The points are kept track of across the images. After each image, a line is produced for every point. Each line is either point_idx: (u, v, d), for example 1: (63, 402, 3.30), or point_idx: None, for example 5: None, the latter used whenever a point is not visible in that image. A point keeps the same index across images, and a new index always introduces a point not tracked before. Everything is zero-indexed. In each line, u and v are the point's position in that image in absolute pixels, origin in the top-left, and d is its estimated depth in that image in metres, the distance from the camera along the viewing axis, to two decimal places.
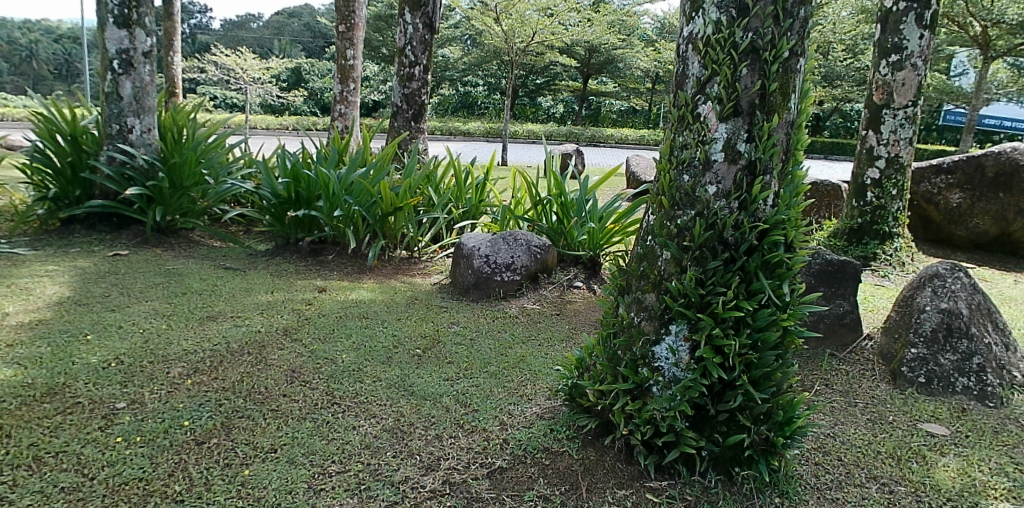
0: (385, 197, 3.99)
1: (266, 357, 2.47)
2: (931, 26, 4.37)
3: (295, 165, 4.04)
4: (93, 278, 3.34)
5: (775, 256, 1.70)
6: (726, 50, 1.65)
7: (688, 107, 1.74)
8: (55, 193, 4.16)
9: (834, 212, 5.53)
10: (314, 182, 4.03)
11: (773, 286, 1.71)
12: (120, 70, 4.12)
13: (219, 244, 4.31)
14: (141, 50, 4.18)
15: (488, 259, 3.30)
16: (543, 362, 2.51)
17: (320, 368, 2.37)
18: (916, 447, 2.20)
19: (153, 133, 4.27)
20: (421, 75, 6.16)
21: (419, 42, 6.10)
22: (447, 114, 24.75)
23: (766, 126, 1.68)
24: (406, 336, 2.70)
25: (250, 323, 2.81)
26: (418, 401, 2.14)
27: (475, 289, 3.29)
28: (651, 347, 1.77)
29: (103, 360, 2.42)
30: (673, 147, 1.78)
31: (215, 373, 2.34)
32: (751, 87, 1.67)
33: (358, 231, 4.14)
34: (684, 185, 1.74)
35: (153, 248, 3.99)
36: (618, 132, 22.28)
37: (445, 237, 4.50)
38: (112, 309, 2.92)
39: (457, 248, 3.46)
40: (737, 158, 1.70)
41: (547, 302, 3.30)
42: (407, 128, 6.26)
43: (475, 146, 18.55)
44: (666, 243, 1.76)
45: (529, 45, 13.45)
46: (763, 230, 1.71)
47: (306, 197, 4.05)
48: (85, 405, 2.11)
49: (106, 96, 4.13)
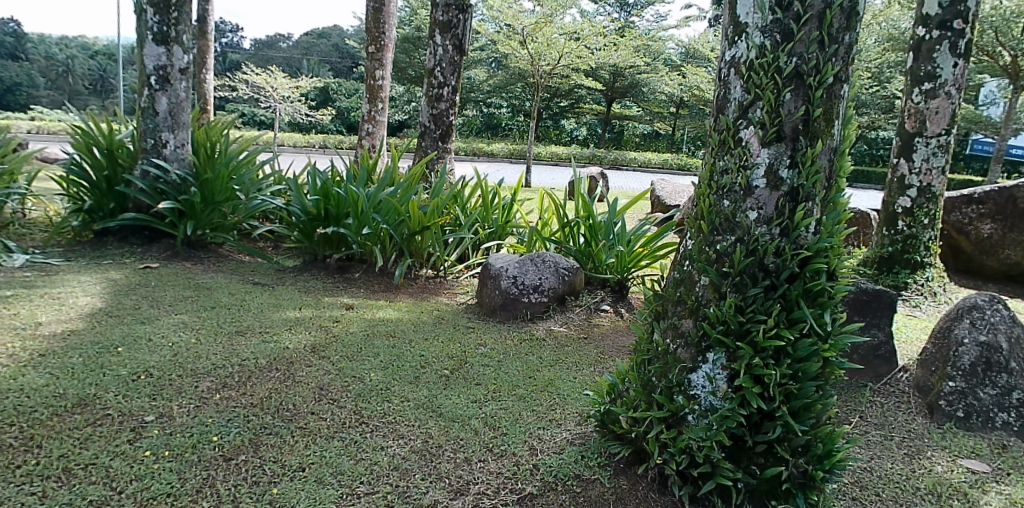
0: (413, 216, 4.07)
1: (295, 374, 2.46)
2: (965, 55, 4.32)
3: (325, 183, 4.07)
4: (125, 290, 3.37)
5: (817, 284, 1.67)
6: (770, 75, 1.64)
7: (729, 132, 1.72)
8: (90, 205, 4.24)
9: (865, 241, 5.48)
10: (343, 200, 4.07)
11: (814, 315, 1.67)
12: (157, 85, 4.22)
13: (247, 260, 4.34)
14: (178, 67, 4.27)
15: (515, 280, 3.28)
16: (572, 386, 2.47)
17: (348, 386, 2.36)
18: (957, 484, 2.12)
19: (186, 148, 4.35)
20: (449, 96, 6.25)
21: (448, 63, 6.18)
22: (472, 135, 25.02)
23: (809, 152, 1.66)
24: (433, 356, 2.68)
25: (278, 339, 2.82)
26: (446, 423, 2.11)
27: (502, 310, 3.26)
28: (688, 374, 1.74)
29: (132, 373, 2.45)
30: (713, 171, 1.75)
31: (243, 388, 2.35)
32: (794, 112, 1.65)
33: (385, 249, 4.18)
34: (723, 210, 1.72)
35: (183, 263, 4.02)
36: (641, 156, 22.37)
37: (471, 257, 4.52)
38: (143, 322, 2.95)
39: (485, 268, 3.44)
40: (779, 183, 1.68)
41: (574, 325, 3.26)
42: (434, 148, 6.33)
43: (497, 166, 18.67)
44: (705, 268, 1.73)
45: (554, 69, 13.58)
46: (805, 258, 1.68)
47: (335, 214, 4.08)
48: (115, 417, 2.13)
49: (142, 111, 4.23)
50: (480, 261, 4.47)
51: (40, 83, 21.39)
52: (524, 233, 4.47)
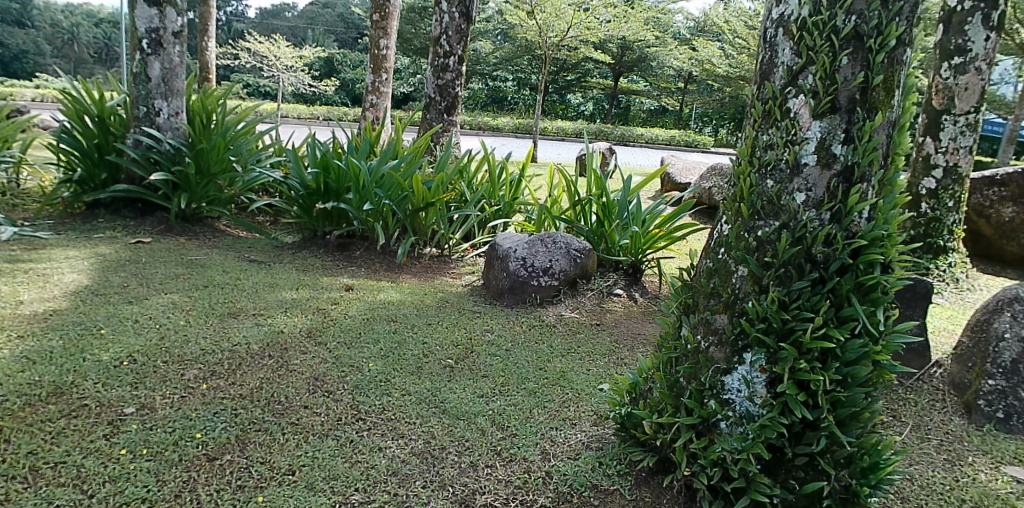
0: (416, 192, 3.87)
1: (288, 362, 2.29)
2: (999, 28, 4.06)
3: (324, 155, 3.86)
4: (113, 266, 3.19)
5: (871, 278, 1.47)
6: (825, 35, 1.43)
7: (775, 102, 1.51)
8: (80, 175, 4.03)
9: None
10: (343, 173, 3.86)
11: (867, 313, 1.47)
12: (149, 50, 3.98)
13: (244, 235, 4.16)
14: (171, 30, 4.04)
15: (525, 262, 3.08)
16: (586, 380, 2.30)
17: (345, 376, 2.19)
18: (1004, 496, 1.94)
19: (181, 117, 4.13)
20: (456, 66, 6.02)
21: (454, 31, 5.96)
22: (477, 108, 24.74)
23: (867, 126, 1.45)
24: (436, 344, 2.50)
25: (272, 323, 2.64)
26: (450, 421, 1.94)
27: (509, 294, 3.08)
28: (721, 377, 1.55)
29: (115, 358, 2.28)
30: (754, 146, 1.54)
31: (232, 378, 2.18)
32: (851, 79, 1.44)
33: (387, 226, 3.99)
34: (766, 191, 1.51)
35: (176, 238, 3.84)
36: (649, 132, 22.07)
37: (477, 235, 4.33)
38: (130, 302, 2.77)
39: (493, 249, 3.25)
40: (832, 161, 1.47)
41: (586, 311, 3.08)
42: (439, 120, 6.13)
43: (503, 141, 18.42)
44: (744, 258, 1.52)
45: (563, 41, 13.24)
46: (858, 247, 1.48)
47: (335, 189, 3.88)
48: (92, 408, 1.97)
49: (135, 77, 4.01)
50: (487, 240, 4.29)
51: (45, 50, 21.13)
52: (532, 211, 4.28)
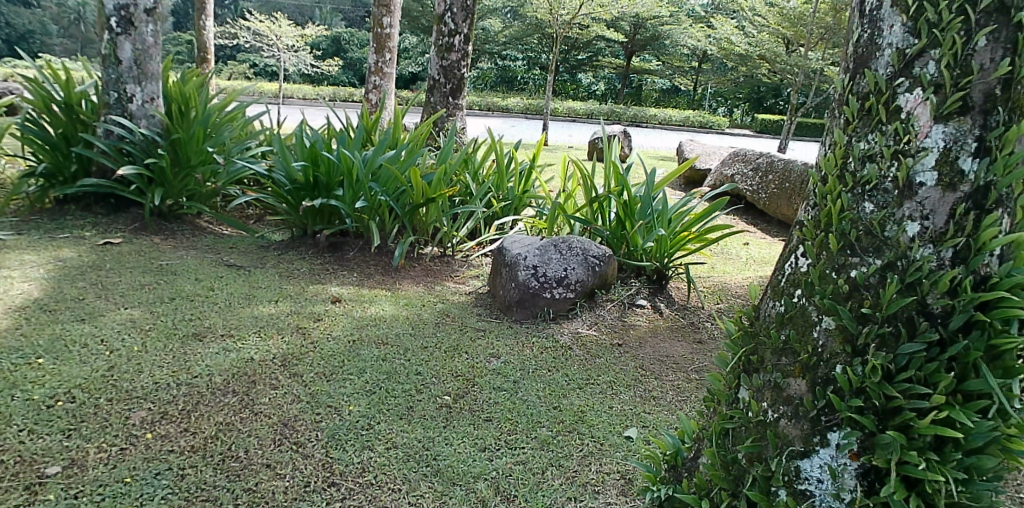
0: (416, 186, 3.48)
1: (254, 402, 1.93)
2: None
3: (313, 145, 3.47)
4: (71, 275, 2.84)
5: (1010, 344, 1.06)
6: (957, 6, 1.05)
7: (879, 97, 1.13)
8: (44, 169, 3.64)
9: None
10: (334, 166, 3.47)
11: (1003, 389, 1.07)
12: (119, 29, 3.59)
13: (228, 233, 3.80)
14: (142, 7, 3.61)
15: (536, 272, 2.69)
16: (608, 424, 1.93)
17: (320, 422, 1.83)
18: None
19: (157, 103, 3.75)
20: (461, 45, 5.62)
21: (460, 8, 5.55)
22: (486, 89, 24.24)
23: (1012, 132, 1.05)
24: (433, 375, 2.14)
25: (241, 347, 2.29)
26: (444, 487, 1.58)
27: (518, 307, 2.70)
28: (797, 461, 1.19)
29: (50, 397, 1.93)
30: (847, 155, 1.17)
31: (185, 424, 1.82)
32: (990, 68, 1.05)
33: (384, 223, 3.61)
34: (863, 218, 1.14)
35: (151, 238, 3.48)
36: (662, 112, 21.54)
37: (483, 232, 3.96)
38: (82, 320, 2.42)
39: (500, 255, 2.87)
40: (957, 180, 1.08)
41: (606, 327, 2.69)
42: (444, 105, 5.77)
43: (512, 123, 17.99)
44: (832, 307, 1.16)
45: (575, 19, 12.73)
46: (990, 300, 1.07)
47: (325, 183, 3.50)
48: (10, 466, 1.62)
49: (103, 59, 3.63)
50: (494, 239, 3.91)
51: (49, 30, 20.76)
52: (544, 207, 3.89)
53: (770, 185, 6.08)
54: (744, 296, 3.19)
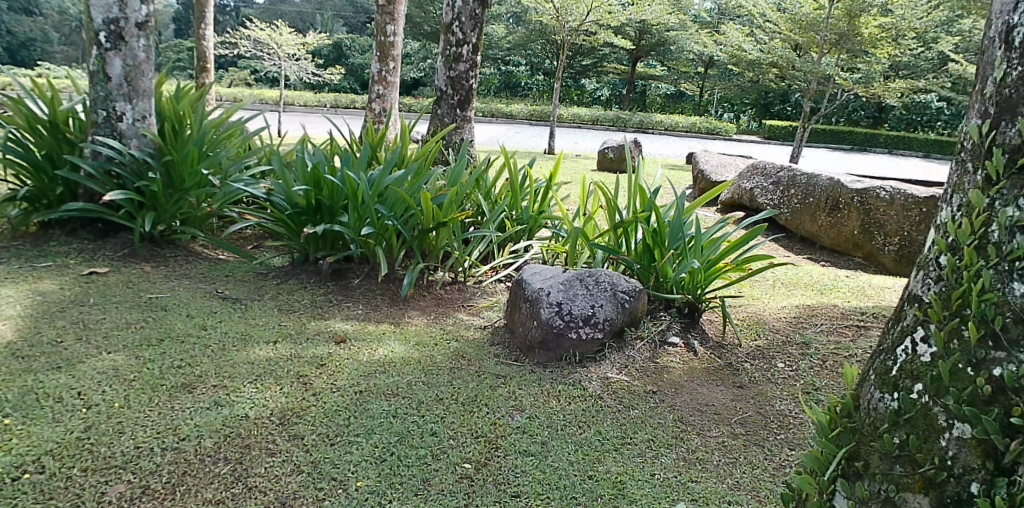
0: (426, 210, 3.25)
1: (247, 474, 1.70)
2: None
3: (316, 167, 3.24)
4: (53, 313, 2.61)
5: None
6: None
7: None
8: (28, 191, 3.44)
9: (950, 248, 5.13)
10: (338, 188, 3.25)
11: None
12: (108, 44, 3.35)
13: (225, 259, 3.56)
14: (133, 20, 3.38)
15: (560, 310, 2.45)
16: (650, 499, 1.69)
17: (323, 501, 1.60)
18: None
19: (149, 121, 3.53)
20: (469, 56, 5.41)
21: (468, 18, 5.35)
22: (490, 95, 24.09)
23: None
24: (450, 435, 1.90)
25: (234, 400, 2.05)
26: None
27: (540, 348, 2.46)
28: None
29: (14, 467, 1.70)
30: (988, 221, 1.13)
31: (168, 502, 1.59)
32: None
33: (391, 249, 3.38)
34: (1010, 301, 1.07)
35: (142, 266, 3.26)
36: (668, 118, 21.35)
37: (497, 256, 3.73)
38: (58, 369, 2.19)
39: (522, 289, 2.63)
40: None
41: (638, 370, 2.45)
42: (451, 117, 5.54)
43: (517, 131, 17.82)
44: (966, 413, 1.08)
45: (582, 25, 12.52)
46: None
47: (328, 207, 3.27)
48: None
49: (92, 75, 3.40)
50: (508, 263, 3.67)
51: (52, 38, 20.68)
52: (561, 229, 3.66)
53: (791, 199, 5.89)
54: (782, 330, 2.95)
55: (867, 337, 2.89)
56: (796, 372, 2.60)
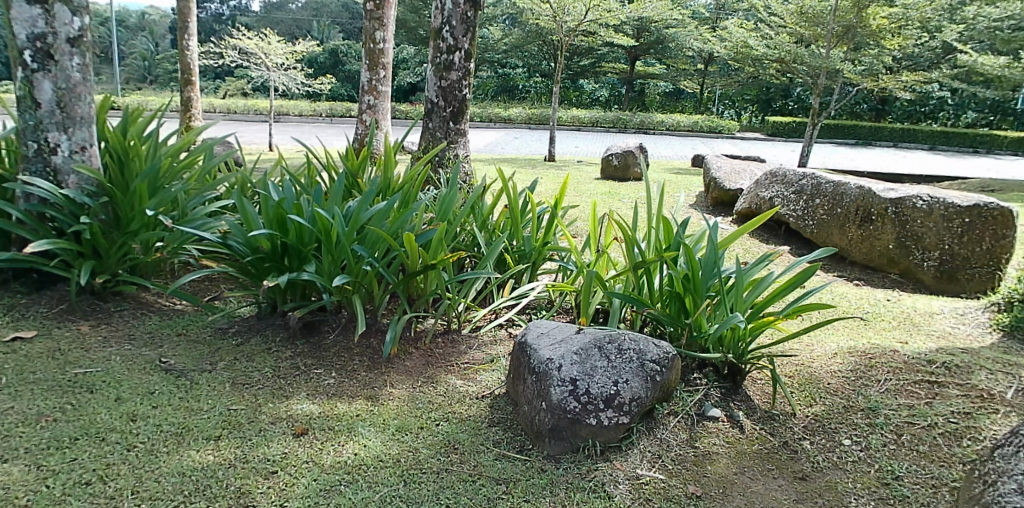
0: (412, 252, 2.75)
1: None
2: None
3: (280, 205, 2.73)
4: None
5: None
6: None
7: None
8: None
9: (1002, 266, 4.49)
10: (307, 229, 2.75)
11: None
12: (34, 64, 2.84)
13: (180, 310, 3.07)
14: (62, 34, 2.86)
15: (576, 390, 1.95)
16: None
17: None
18: None
19: (89, 152, 3.02)
20: (462, 63, 4.93)
21: (459, 21, 4.87)
22: (487, 98, 23.68)
23: None
24: None
25: None
26: None
27: (552, 438, 1.98)
28: None
29: None
30: None
31: None
32: None
33: (372, 296, 2.88)
34: None
35: (79, 325, 2.77)
36: (669, 118, 20.89)
37: (496, 296, 3.22)
38: None
39: (527, 358, 2.13)
40: None
41: (674, 465, 1.96)
42: (444, 131, 5.03)
43: (516, 135, 17.38)
44: None
45: (580, 25, 12.02)
46: None
47: (296, 252, 2.76)
48: None
49: (19, 101, 2.90)
50: (510, 304, 3.17)
51: None
52: (570, 263, 3.16)
53: (817, 210, 5.36)
54: (840, 392, 2.44)
55: (944, 399, 2.37)
56: (867, 454, 2.10)
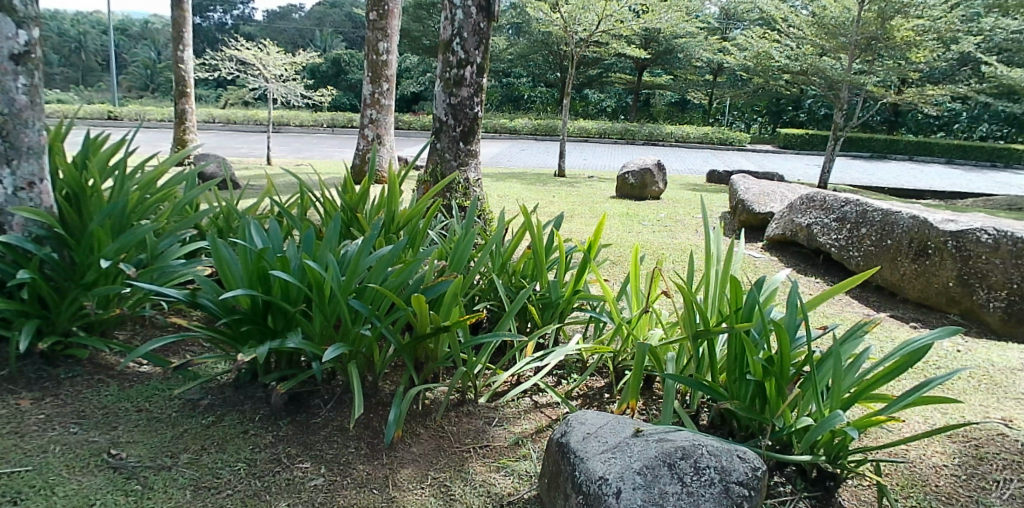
0: (422, 312, 2.29)
1: None
2: None
3: (263, 257, 2.27)
4: None
5: None
6: None
7: None
8: None
9: None
10: (294, 287, 2.29)
11: None
12: None
13: (145, 373, 2.61)
14: (4, 50, 2.43)
15: None
16: None
17: None
18: None
19: (39, 189, 2.57)
20: (474, 78, 4.48)
21: (471, 33, 4.43)
22: (492, 108, 23.33)
23: None
24: None
25: None
26: None
27: None
28: None
29: None
30: None
31: None
32: None
33: (374, 362, 2.41)
34: None
35: (19, 400, 2.31)
36: (677, 129, 20.52)
37: (519, 356, 2.74)
38: None
39: (572, 473, 1.65)
40: None
41: None
42: (453, 152, 4.56)
43: (521, 147, 17.00)
44: None
45: (590, 36, 11.60)
46: None
47: (282, 313, 2.30)
48: None
49: None
50: (534, 367, 2.68)
51: None
52: (605, 317, 2.67)
53: (863, 240, 4.89)
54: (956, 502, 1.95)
55: None
56: None
